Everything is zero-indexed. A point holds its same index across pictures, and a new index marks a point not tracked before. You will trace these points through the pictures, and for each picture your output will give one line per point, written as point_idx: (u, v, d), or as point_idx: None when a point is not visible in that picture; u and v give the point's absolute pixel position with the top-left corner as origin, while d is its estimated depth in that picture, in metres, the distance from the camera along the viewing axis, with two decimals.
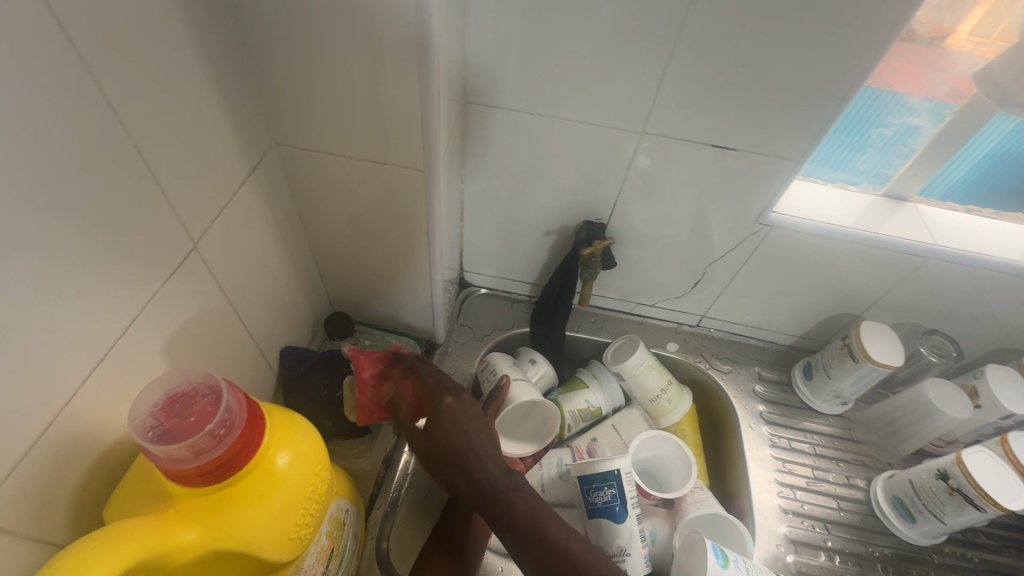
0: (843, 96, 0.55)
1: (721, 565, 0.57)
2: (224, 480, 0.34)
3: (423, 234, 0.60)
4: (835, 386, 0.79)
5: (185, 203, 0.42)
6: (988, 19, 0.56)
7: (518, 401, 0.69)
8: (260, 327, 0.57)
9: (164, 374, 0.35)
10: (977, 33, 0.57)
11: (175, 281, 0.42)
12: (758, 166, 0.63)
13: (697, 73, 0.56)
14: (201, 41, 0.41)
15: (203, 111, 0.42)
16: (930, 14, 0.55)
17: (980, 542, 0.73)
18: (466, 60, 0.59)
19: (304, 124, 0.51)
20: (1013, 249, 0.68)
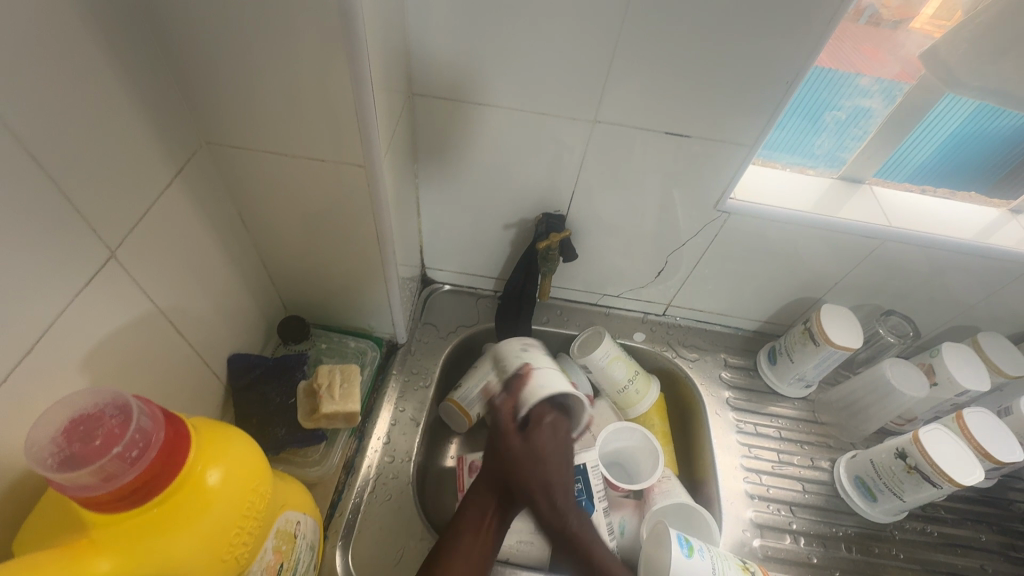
0: (792, 79, 0.55)
1: (686, 555, 0.57)
2: (141, 504, 0.32)
3: (372, 232, 0.58)
4: (799, 370, 0.79)
5: (98, 208, 0.39)
6: (948, 4, 0.55)
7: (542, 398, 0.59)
8: (202, 335, 0.55)
9: (68, 396, 0.33)
10: (938, 18, 0.57)
11: (92, 291, 0.40)
12: (712, 153, 0.63)
13: (644, 59, 0.55)
14: (108, 34, 0.38)
15: (114, 108, 0.40)
16: None
17: (939, 517, 0.75)
18: (409, 50, 0.57)
19: (235, 121, 0.48)
20: (964, 229, 0.69)
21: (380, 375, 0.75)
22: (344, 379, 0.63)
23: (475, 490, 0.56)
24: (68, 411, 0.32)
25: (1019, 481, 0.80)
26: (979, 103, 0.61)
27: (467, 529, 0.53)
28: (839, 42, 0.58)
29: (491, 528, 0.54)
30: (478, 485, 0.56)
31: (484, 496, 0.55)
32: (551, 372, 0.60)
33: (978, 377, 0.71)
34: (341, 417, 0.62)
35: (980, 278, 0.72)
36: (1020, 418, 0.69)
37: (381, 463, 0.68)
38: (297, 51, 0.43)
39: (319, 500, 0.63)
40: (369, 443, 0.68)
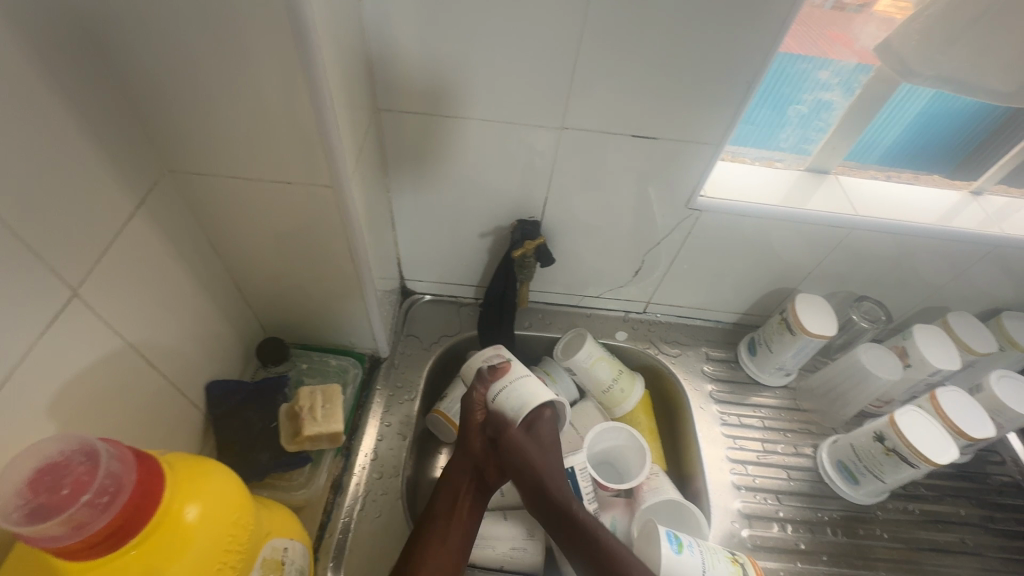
0: (751, 78, 0.56)
1: (675, 551, 0.57)
2: (116, 549, 0.32)
3: (345, 250, 0.58)
4: (778, 360, 0.81)
5: (54, 244, 0.38)
6: None
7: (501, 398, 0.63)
8: (176, 364, 0.54)
9: (31, 444, 0.32)
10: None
11: (54, 331, 0.39)
12: (679, 152, 0.63)
13: (605, 66, 0.55)
14: (55, 68, 0.37)
15: (67, 143, 0.39)
16: None
17: (919, 494, 0.77)
18: (371, 65, 0.57)
19: (197, 147, 0.48)
20: (928, 213, 0.71)
21: (364, 391, 0.74)
22: (325, 400, 0.63)
23: (454, 480, 0.63)
24: (33, 462, 0.32)
25: (995, 455, 0.82)
26: (933, 91, 0.63)
27: (441, 514, 0.60)
28: (805, 28, 0.59)
29: (464, 511, 0.61)
30: (459, 474, 0.63)
31: (461, 483, 0.62)
32: (531, 383, 0.63)
33: (949, 357, 0.73)
34: (325, 437, 0.62)
35: (946, 260, 0.74)
36: (990, 394, 0.72)
37: (368, 480, 0.67)
38: (253, 75, 0.42)
39: (307, 522, 0.63)
40: (356, 460, 0.68)
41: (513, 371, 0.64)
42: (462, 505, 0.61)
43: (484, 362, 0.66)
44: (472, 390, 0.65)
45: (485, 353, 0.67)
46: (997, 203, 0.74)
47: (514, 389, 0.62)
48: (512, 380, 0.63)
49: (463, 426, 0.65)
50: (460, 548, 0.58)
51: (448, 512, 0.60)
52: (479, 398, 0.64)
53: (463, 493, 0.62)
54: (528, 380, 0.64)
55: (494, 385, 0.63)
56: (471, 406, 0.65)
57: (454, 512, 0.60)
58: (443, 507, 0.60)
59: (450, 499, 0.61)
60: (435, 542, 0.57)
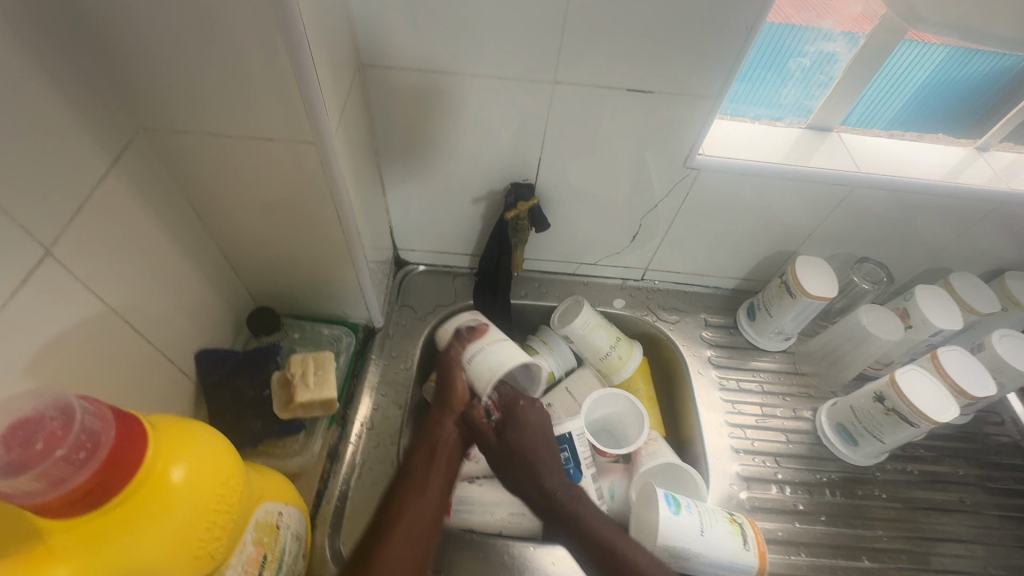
0: (751, 26, 0.53)
1: (673, 512, 0.57)
2: (98, 506, 0.31)
3: (332, 213, 0.56)
4: (778, 324, 0.80)
5: (22, 201, 0.37)
6: None
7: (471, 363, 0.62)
8: (162, 332, 0.53)
9: (5, 400, 0.31)
10: None
11: (29, 293, 0.38)
12: (676, 108, 0.61)
13: (598, 15, 0.53)
14: (11, 11, 0.35)
15: (33, 97, 0.37)
16: None
17: (919, 455, 0.77)
18: (353, 18, 0.54)
19: (173, 104, 0.46)
20: (933, 169, 0.69)
21: (359, 361, 0.73)
22: (317, 366, 0.62)
23: (433, 434, 0.61)
24: (6, 418, 0.30)
25: (994, 416, 0.82)
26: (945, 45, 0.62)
27: (418, 467, 0.58)
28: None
29: (444, 464, 0.59)
30: (438, 429, 0.61)
31: (442, 438, 0.60)
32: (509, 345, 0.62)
33: (951, 317, 0.71)
34: (318, 404, 0.61)
35: (950, 218, 0.72)
36: (992, 353, 0.71)
37: (365, 448, 0.67)
38: (226, 22, 0.40)
39: (304, 491, 0.62)
40: (351, 429, 0.68)
41: (490, 334, 0.63)
42: (440, 461, 0.59)
43: (462, 323, 0.65)
44: (449, 350, 0.64)
45: (464, 317, 0.66)
46: (1003, 159, 0.72)
47: (490, 350, 0.61)
48: (490, 342, 0.62)
49: (442, 384, 0.63)
50: (438, 502, 0.56)
51: (426, 465, 0.58)
52: (456, 356, 0.63)
53: (441, 450, 0.60)
54: (506, 343, 0.62)
55: (472, 344, 0.63)
56: (449, 365, 0.63)
57: (432, 466, 0.58)
58: (418, 461, 0.58)
59: (427, 454, 0.59)
60: (410, 495, 0.55)
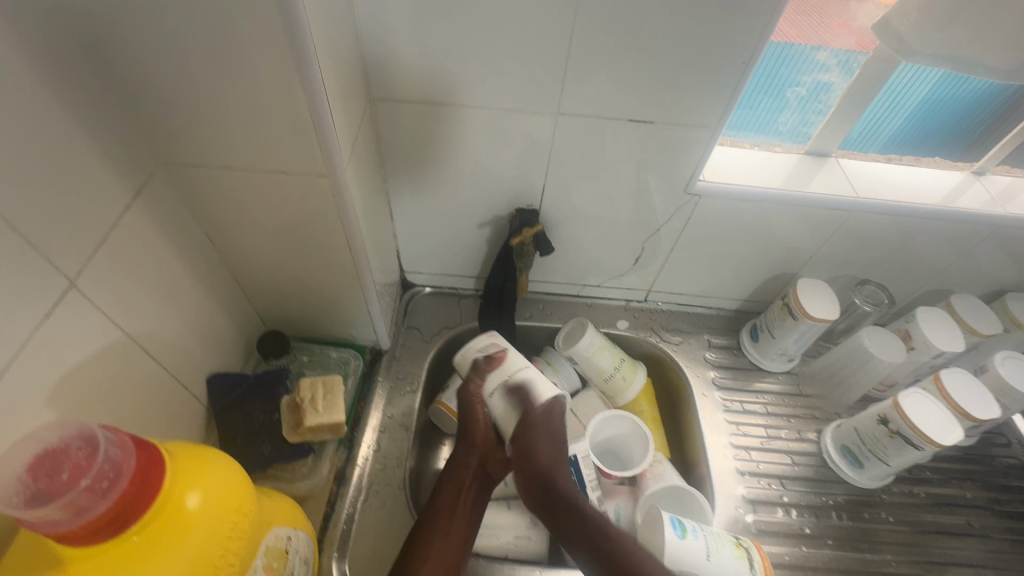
0: (748, 59, 0.55)
1: (679, 536, 0.57)
2: (118, 534, 0.32)
3: (342, 240, 0.58)
4: (781, 345, 0.80)
5: (50, 236, 0.39)
6: None
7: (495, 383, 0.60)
8: (176, 357, 0.54)
9: (32, 432, 0.32)
10: None
11: (53, 322, 0.39)
12: (677, 137, 0.63)
13: (599, 50, 0.55)
14: (45, 58, 0.37)
15: (62, 137, 0.39)
16: None
17: (925, 477, 0.76)
18: (364, 53, 0.56)
19: (192, 139, 0.48)
20: (931, 194, 0.70)
21: (365, 383, 0.74)
22: (326, 391, 0.63)
23: (458, 473, 0.62)
24: (33, 449, 0.32)
25: (1000, 437, 0.82)
26: (942, 72, 0.62)
27: (444, 510, 0.58)
28: (802, 16, 0.59)
29: (469, 503, 0.60)
30: (462, 467, 0.62)
31: (467, 476, 0.61)
32: (533, 374, 0.60)
33: (953, 339, 0.72)
34: (326, 428, 0.62)
35: (949, 241, 0.73)
36: (995, 375, 0.71)
37: (372, 471, 0.68)
38: (246, 65, 0.42)
39: (311, 513, 0.63)
40: (358, 452, 0.68)
41: (510, 362, 0.61)
42: (466, 501, 0.60)
43: (477, 352, 0.63)
44: (470, 382, 0.63)
45: (479, 342, 0.63)
46: (1000, 182, 0.73)
47: (514, 384, 0.60)
48: (510, 375, 0.60)
49: (465, 419, 0.64)
50: (462, 545, 0.56)
51: (451, 506, 0.59)
52: (475, 389, 0.62)
53: (467, 487, 0.61)
54: (527, 373, 0.60)
55: (490, 376, 0.61)
56: (470, 399, 0.63)
57: (457, 507, 0.59)
58: (444, 502, 0.59)
59: (454, 492, 0.60)
60: (434, 537, 0.55)
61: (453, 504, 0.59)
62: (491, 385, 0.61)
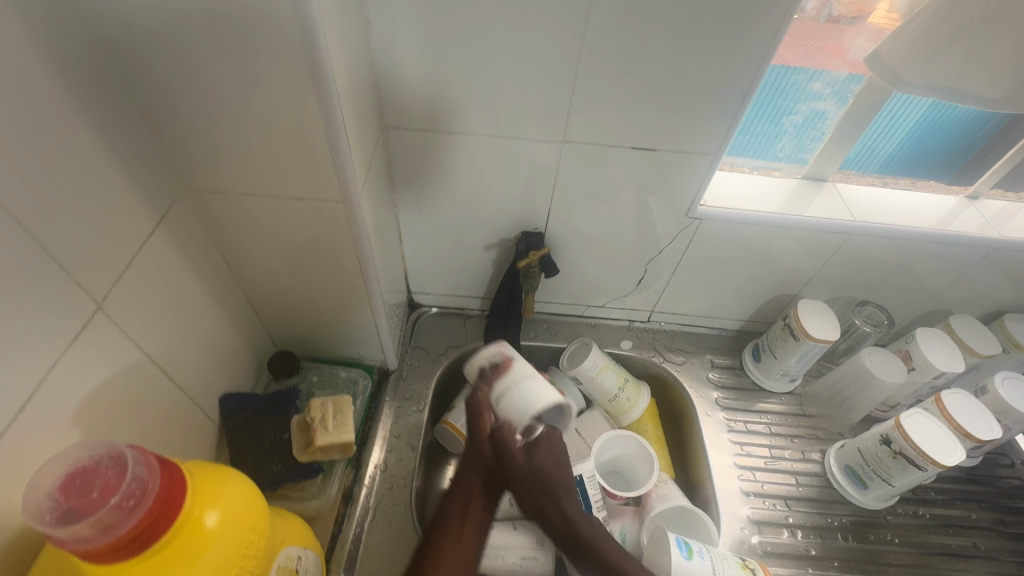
0: (746, 90, 0.58)
1: (685, 557, 0.58)
2: (140, 552, 0.33)
3: (354, 263, 0.60)
4: (783, 365, 0.81)
5: (81, 260, 0.40)
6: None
7: (501, 392, 0.58)
8: (191, 376, 0.56)
9: (62, 451, 0.34)
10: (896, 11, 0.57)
11: (81, 343, 0.41)
12: (678, 163, 0.65)
13: (601, 82, 0.57)
14: (81, 93, 0.40)
15: (94, 167, 0.41)
16: None
17: (930, 498, 0.77)
18: (378, 84, 0.59)
19: (214, 167, 0.50)
20: (927, 218, 0.72)
21: (373, 403, 0.75)
22: (336, 411, 0.64)
23: (466, 480, 0.58)
24: (63, 468, 0.34)
25: (1004, 458, 0.82)
26: (932, 101, 0.64)
27: (454, 515, 0.56)
28: (799, 40, 0.60)
29: (478, 513, 0.57)
30: (470, 474, 0.58)
31: (474, 483, 0.58)
32: (537, 383, 0.57)
33: (953, 360, 0.73)
34: (336, 448, 0.63)
35: (946, 263, 0.75)
36: (995, 396, 0.72)
37: (378, 491, 0.68)
38: (269, 97, 0.45)
39: (319, 533, 0.63)
40: (366, 472, 0.69)
41: (517, 369, 0.59)
42: (475, 508, 0.57)
43: (486, 360, 0.61)
44: (476, 391, 0.60)
45: (489, 351, 0.62)
46: (994, 207, 0.75)
47: (518, 389, 0.57)
48: (517, 380, 0.58)
49: (470, 428, 0.59)
50: (473, 550, 0.55)
51: (461, 512, 0.57)
52: (484, 397, 0.59)
53: (476, 493, 0.58)
54: (532, 380, 0.58)
55: (497, 383, 0.58)
56: (477, 408, 0.59)
57: (467, 516, 0.56)
58: (454, 509, 0.56)
59: (462, 504, 0.57)
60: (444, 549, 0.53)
61: (463, 512, 0.56)
62: (496, 395, 0.58)
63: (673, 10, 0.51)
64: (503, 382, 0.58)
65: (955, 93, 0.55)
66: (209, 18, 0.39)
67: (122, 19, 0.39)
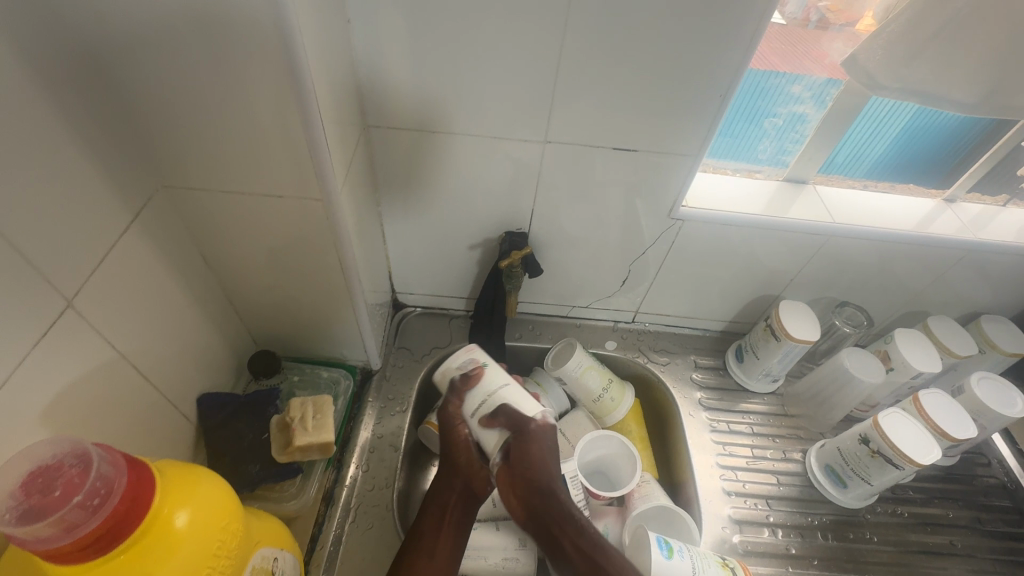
0: (726, 92, 0.58)
1: (666, 556, 0.58)
2: (104, 553, 0.33)
3: (335, 262, 0.59)
4: (765, 366, 0.82)
5: (51, 257, 0.40)
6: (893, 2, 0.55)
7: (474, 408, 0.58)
8: (168, 376, 0.55)
9: (27, 447, 0.33)
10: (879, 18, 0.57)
11: (50, 341, 0.40)
12: (659, 164, 0.66)
13: (584, 83, 0.58)
14: (54, 89, 0.39)
15: (67, 164, 0.41)
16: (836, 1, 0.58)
17: (908, 497, 0.78)
18: (360, 82, 0.59)
19: (191, 164, 0.50)
20: (905, 220, 0.73)
21: (355, 404, 0.75)
22: (316, 411, 0.64)
23: (440, 494, 0.58)
24: (27, 465, 0.33)
25: (981, 457, 0.83)
26: (919, 107, 0.65)
27: (428, 530, 0.56)
28: (787, 45, 0.62)
29: (454, 525, 0.57)
30: (446, 488, 0.58)
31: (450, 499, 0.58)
32: (513, 393, 0.58)
33: (931, 360, 0.74)
34: (316, 448, 0.62)
35: (924, 265, 0.76)
36: (971, 396, 0.73)
37: (360, 492, 0.68)
38: (247, 95, 0.44)
39: (299, 534, 0.63)
40: (347, 473, 0.68)
41: (488, 380, 0.59)
42: (451, 524, 0.57)
43: (456, 371, 0.60)
44: (448, 405, 0.60)
45: (457, 360, 0.61)
46: (970, 209, 0.76)
47: (492, 402, 0.57)
48: (490, 393, 0.58)
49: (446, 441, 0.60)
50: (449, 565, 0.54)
51: (438, 524, 0.56)
52: (454, 413, 0.59)
53: (450, 508, 0.57)
54: (508, 390, 0.58)
55: (468, 397, 0.59)
56: (450, 422, 0.59)
57: (442, 528, 0.56)
58: (426, 527, 0.56)
59: (437, 519, 0.57)
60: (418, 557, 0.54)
61: (437, 523, 0.56)
62: (471, 408, 0.58)
63: (652, 13, 0.52)
64: (474, 399, 0.58)
65: (931, 98, 0.56)
66: (186, 14, 0.39)
67: (97, 14, 0.39)
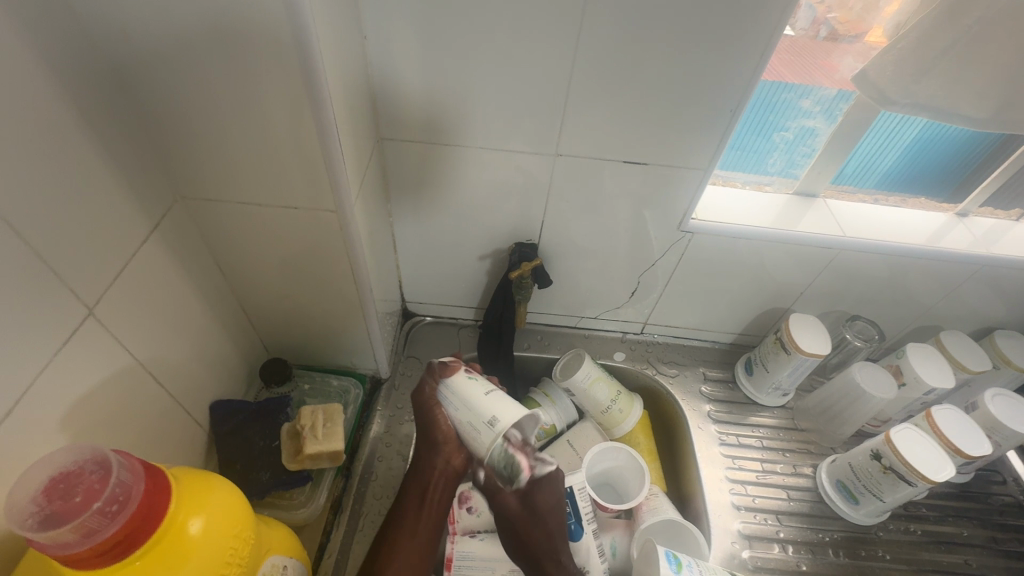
0: (736, 107, 0.59)
1: (675, 571, 0.57)
2: (121, 558, 0.33)
3: (348, 271, 0.60)
4: (775, 379, 0.81)
5: (73, 267, 0.41)
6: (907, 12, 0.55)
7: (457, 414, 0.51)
8: (182, 383, 0.56)
9: (48, 454, 0.34)
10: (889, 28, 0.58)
11: (71, 348, 0.41)
12: (670, 177, 0.66)
13: (594, 97, 0.59)
14: (81, 102, 0.41)
15: (89, 176, 0.42)
16: (846, 14, 0.57)
17: (921, 515, 0.76)
18: (375, 96, 0.60)
19: (210, 175, 0.51)
20: (916, 235, 0.73)
21: (364, 412, 0.75)
22: (326, 419, 0.64)
23: (422, 476, 0.59)
24: (48, 471, 0.34)
25: (996, 475, 0.81)
26: (925, 121, 0.65)
27: (412, 507, 0.59)
28: (796, 57, 0.62)
29: (435, 504, 0.59)
30: (429, 470, 0.58)
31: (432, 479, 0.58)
32: (498, 402, 0.49)
33: (944, 376, 0.73)
34: (326, 456, 0.63)
35: (936, 279, 0.75)
36: (986, 412, 0.72)
37: (368, 501, 0.68)
38: (266, 109, 0.45)
39: (307, 542, 0.64)
40: (356, 482, 0.69)
41: (463, 376, 0.52)
42: (432, 505, 0.59)
43: (437, 356, 0.56)
44: (425, 385, 0.57)
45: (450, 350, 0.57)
46: (983, 224, 0.75)
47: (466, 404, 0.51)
48: (469, 402, 0.50)
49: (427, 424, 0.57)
50: (427, 540, 0.58)
51: (417, 504, 0.59)
52: (430, 394, 0.56)
53: (433, 491, 0.59)
54: (491, 397, 0.50)
55: (444, 386, 0.53)
56: (428, 404, 0.57)
57: (424, 508, 0.59)
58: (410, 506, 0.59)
59: (418, 494, 0.59)
60: (400, 540, 0.57)
61: (419, 503, 0.59)
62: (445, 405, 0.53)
63: (661, 29, 0.53)
64: (449, 394, 0.52)
65: (943, 112, 0.56)
66: (208, 30, 0.40)
67: (123, 30, 0.40)
